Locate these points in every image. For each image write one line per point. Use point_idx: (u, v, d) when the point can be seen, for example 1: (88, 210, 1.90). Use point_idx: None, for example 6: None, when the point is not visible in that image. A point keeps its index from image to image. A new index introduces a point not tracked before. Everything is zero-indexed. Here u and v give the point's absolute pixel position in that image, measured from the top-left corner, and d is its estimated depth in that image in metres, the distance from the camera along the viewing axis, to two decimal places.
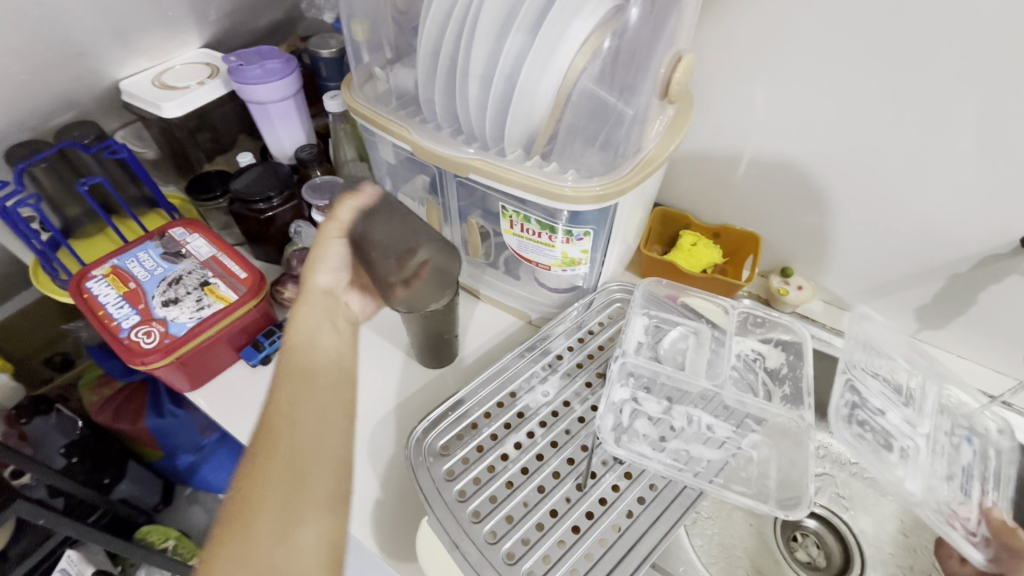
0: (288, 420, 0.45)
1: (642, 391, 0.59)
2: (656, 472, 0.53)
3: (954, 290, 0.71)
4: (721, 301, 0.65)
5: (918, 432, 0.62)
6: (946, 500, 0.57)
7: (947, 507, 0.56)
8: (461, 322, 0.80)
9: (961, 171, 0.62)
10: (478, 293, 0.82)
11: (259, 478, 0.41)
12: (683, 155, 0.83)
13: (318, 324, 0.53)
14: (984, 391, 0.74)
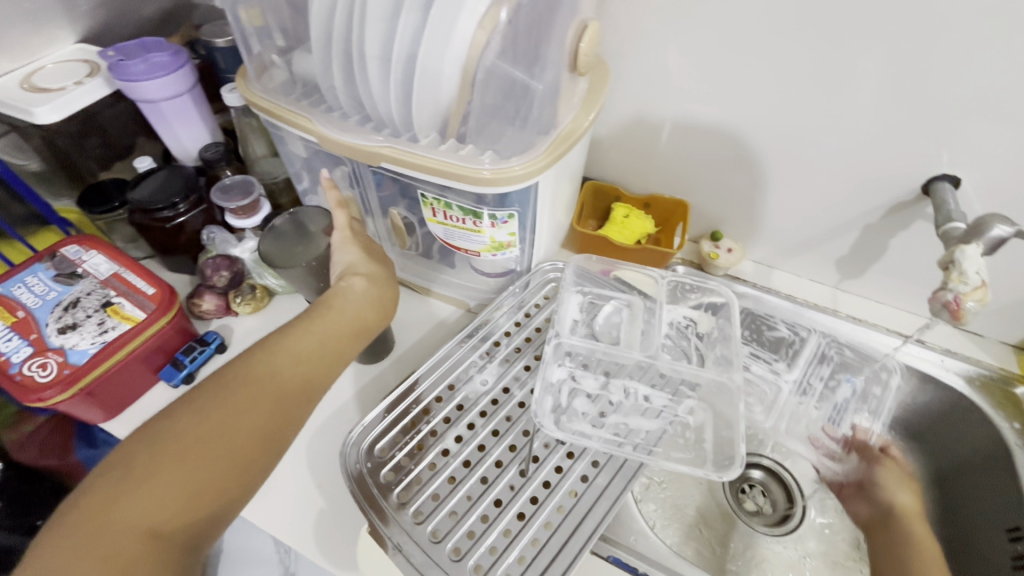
0: (242, 414, 0.46)
1: (579, 369, 0.59)
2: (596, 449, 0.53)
3: (867, 240, 0.75)
4: (650, 271, 0.66)
5: (784, 378, 0.82)
6: (809, 429, 0.80)
7: (815, 432, 0.79)
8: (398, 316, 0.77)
9: (863, 125, 0.65)
10: (430, 292, 0.78)
11: (188, 431, 0.44)
12: (606, 127, 0.82)
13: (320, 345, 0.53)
14: (899, 331, 0.79)
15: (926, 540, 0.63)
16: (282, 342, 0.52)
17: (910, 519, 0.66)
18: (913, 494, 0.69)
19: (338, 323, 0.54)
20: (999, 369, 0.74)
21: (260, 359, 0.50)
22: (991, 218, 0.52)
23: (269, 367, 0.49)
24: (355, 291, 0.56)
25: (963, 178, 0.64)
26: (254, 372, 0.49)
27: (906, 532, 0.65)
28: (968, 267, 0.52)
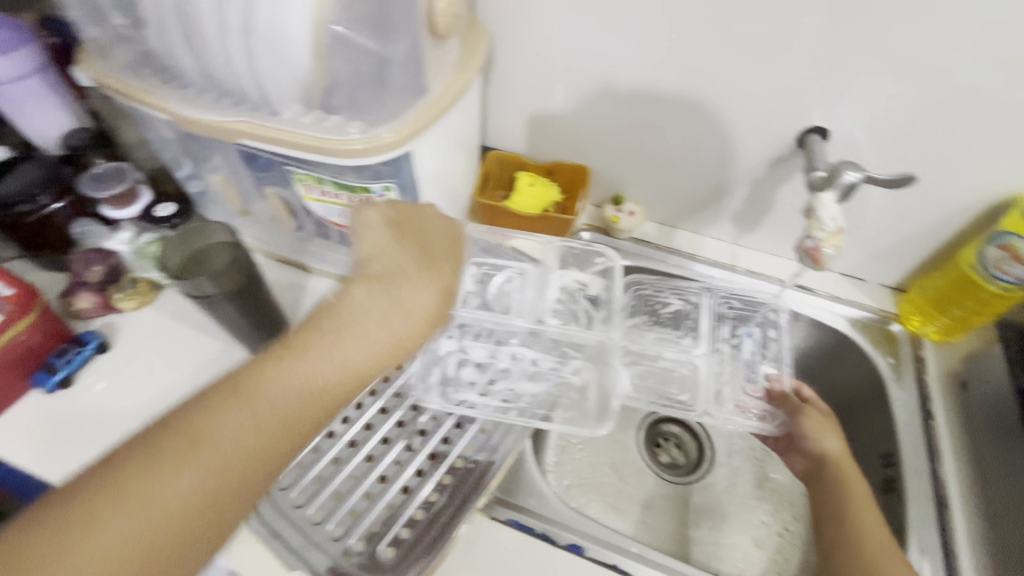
0: (225, 455, 0.40)
1: (468, 340, 0.59)
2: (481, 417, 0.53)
3: (757, 195, 0.77)
4: (538, 236, 0.66)
5: (695, 354, 0.75)
6: (736, 396, 0.72)
7: (740, 399, 0.71)
8: (297, 300, 0.75)
9: (738, 82, 0.66)
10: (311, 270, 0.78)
11: (215, 445, 0.39)
12: (502, 93, 0.80)
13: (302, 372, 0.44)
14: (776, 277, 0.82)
15: (858, 484, 0.63)
16: (269, 377, 0.43)
17: (841, 466, 0.65)
18: (839, 436, 0.68)
19: (354, 344, 0.45)
20: (879, 311, 0.79)
21: (230, 410, 0.41)
22: (845, 166, 0.54)
23: (247, 415, 0.41)
24: (421, 300, 0.48)
25: (832, 130, 0.66)
26: (288, 391, 0.43)
27: (838, 478, 0.64)
28: (825, 212, 0.54)
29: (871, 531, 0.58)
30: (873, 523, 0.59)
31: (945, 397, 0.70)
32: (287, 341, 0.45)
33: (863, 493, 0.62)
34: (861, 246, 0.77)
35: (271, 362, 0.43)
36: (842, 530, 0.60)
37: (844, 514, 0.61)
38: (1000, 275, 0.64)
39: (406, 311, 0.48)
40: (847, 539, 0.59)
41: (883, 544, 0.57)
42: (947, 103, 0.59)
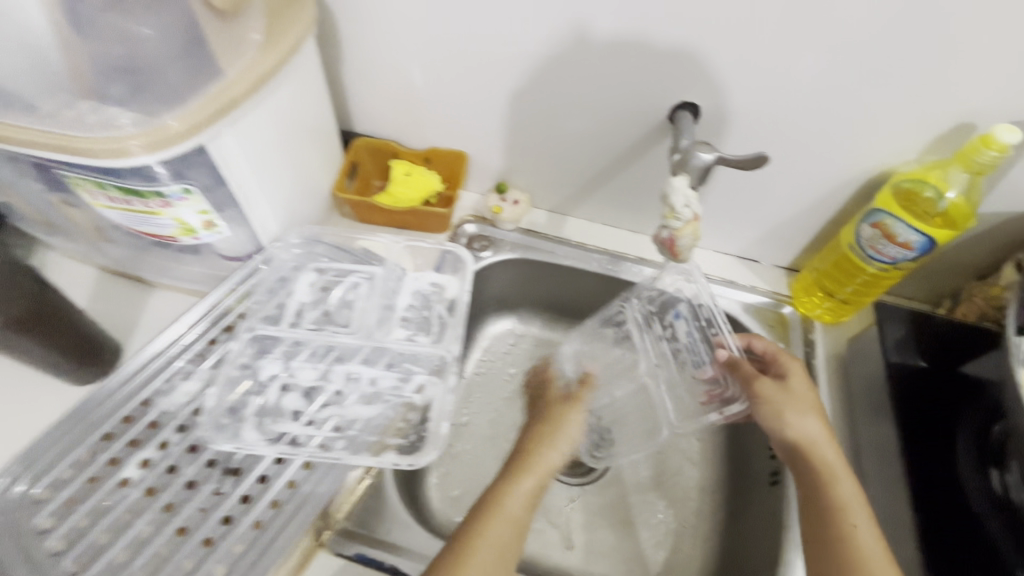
0: (504, 530, 0.51)
1: (295, 360, 0.52)
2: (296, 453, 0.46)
3: (640, 178, 0.72)
4: (380, 237, 0.60)
5: (642, 372, 0.73)
6: (693, 395, 0.68)
7: (698, 397, 0.67)
8: (124, 318, 0.65)
9: (599, 55, 0.60)
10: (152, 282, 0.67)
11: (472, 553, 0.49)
12: (358, 73, 0.71)
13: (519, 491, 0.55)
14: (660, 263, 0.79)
15: (841, 474, 0.54)
16: (528, 465, 0.58)
17: (817, 451, 0.55)
18: (812, 408, 0.58)
19: (530, 482, 0.56)
20: (772, 294, 0.75)
21: (521, 479, 0.56)
22: (696, 146, 0.49)
23: (532, 489, 0.56)
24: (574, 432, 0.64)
25: (702, 106, 0.61)
26: (530, 493, 0.55)
27: (813, 467, 0.55)
28: (675, 201, 0.49)
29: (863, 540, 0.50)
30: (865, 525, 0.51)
31: (832, 383, 0.68)
32: (518, 452, 0.60)
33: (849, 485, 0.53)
34: (750, 227, 0.74)
35: (520, 460, 0.59)
36: (829, 537, 0.51)
37: (828, 517, 0.52)
38: (876, 256, 0.61)
39: (565, 440, 0.62)
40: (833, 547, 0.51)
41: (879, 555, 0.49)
42: (811, 74, 0.55)
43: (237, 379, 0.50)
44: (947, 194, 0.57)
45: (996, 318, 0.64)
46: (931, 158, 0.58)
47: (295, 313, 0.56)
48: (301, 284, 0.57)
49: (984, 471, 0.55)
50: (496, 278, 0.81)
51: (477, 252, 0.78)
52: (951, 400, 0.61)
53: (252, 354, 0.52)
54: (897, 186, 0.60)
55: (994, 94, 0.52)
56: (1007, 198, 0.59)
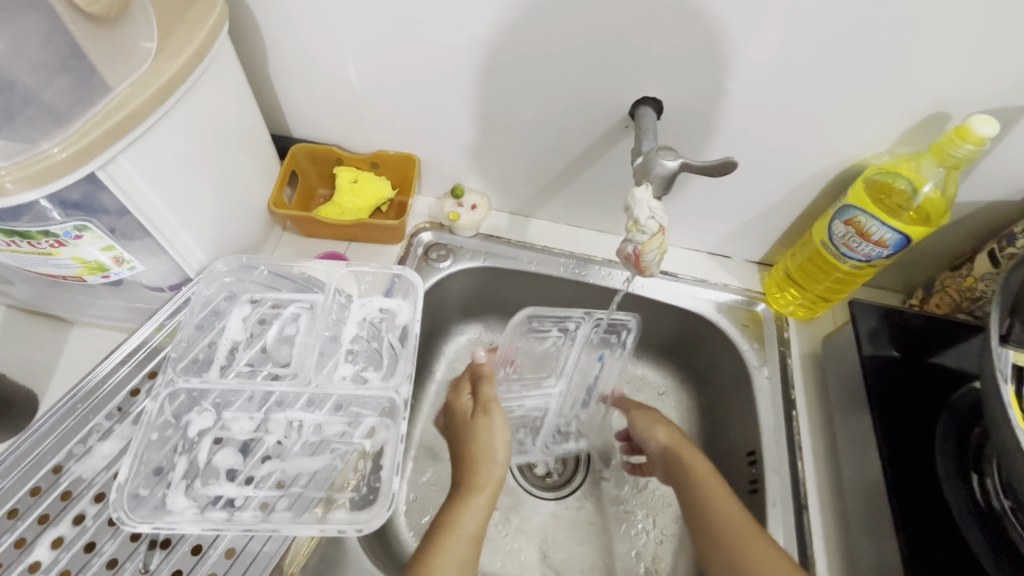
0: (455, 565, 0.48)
1: (228, 411, 0.47)
2: (231, 522, 0.42)
3: (603, 176, 0.68)
4: (317, 262, 0.54)
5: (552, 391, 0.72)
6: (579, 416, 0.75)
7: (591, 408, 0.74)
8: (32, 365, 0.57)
9: (552, 48, 0.55)
10: (70, 319, 0.58)
11: None
12: (288, 74, 0.64)
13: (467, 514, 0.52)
14: None
15: (709, 480, 0.56)
16: (482, 485, 0.54)
17: (681, 451, 0.60)
18: (661, 421, 0.64)
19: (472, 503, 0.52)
20: (745, 291, 0.72)
21: (474, 503, 0.52)
22: (658, 152, 0.45)
23: (489, 507, 0.53)
24: (500, 438, 0.57)
25: (664, 102, 0.57)
26: (484, 511, 0.52)
27: (686, 476, 0.57)
28: (639, 213, 0.46)
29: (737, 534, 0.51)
30: (737, 521, 0.51)
31: (807, 384, 0.66)
32: (465, 466, 0.55)
33: (716, 487, 0.55)
34: (719, 223, 0.70)
35: (471, 483, 0.54)
36: (714, 546, 0.52)
37: (708, 526, 0.53)
38: (849, 253, 0.59)
39: (496, 451, 0.56)
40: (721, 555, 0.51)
41: (754, 543, 0.49)
42: (779, 64, 0.51)
43: (162, 438, 0.44)
44: (923, 187, 0.54)
45: (971, 310, 0.62)
46: (903, 149, 0.56)
47: (228, 353, 0.50)
48: (234, 320, 0.52)
49: (964, 475, 0.52)
50: (457, 287, 0.75)
51: (434, 262, 0.73)
52: (929, 398, 0.58)
53: (177, 407, 0.46)
54: (870, 179, 0.57)
55: (970, 80, 0.48)
56: (980, 187, 0.56)
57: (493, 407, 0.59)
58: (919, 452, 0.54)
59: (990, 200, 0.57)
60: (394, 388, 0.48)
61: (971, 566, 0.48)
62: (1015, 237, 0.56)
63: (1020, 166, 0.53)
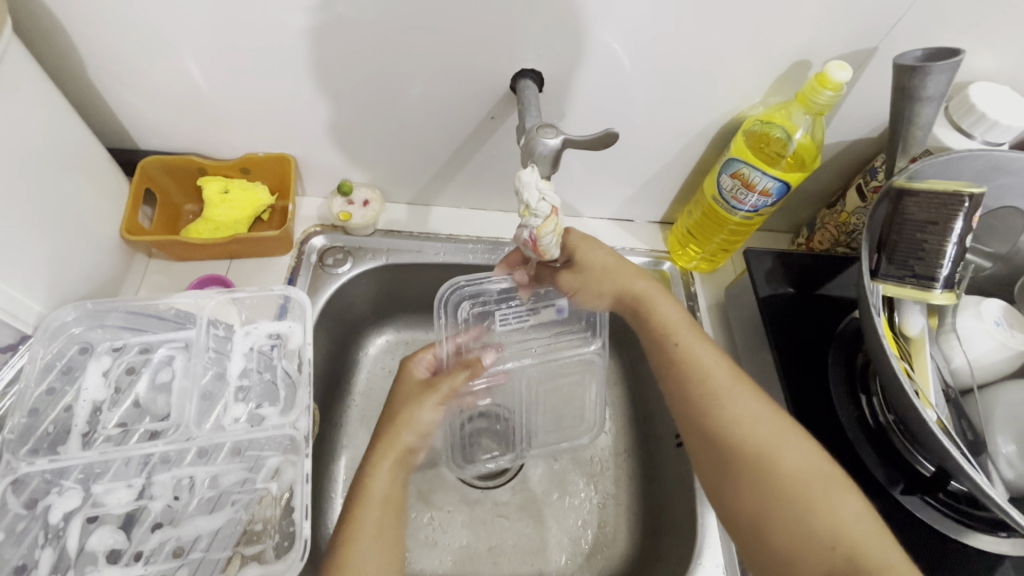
0: (384, 501, 0.47)
1: (99, 484, 0.43)
2: None
3: (497, 156, 0.65)
4: (180, 297, 0.48)
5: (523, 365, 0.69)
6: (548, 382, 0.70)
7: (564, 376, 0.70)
8: None
9: (418, 29, 0.51)
10: None
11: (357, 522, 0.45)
12: (115, 77, 0.55)
13: (394, 471, 0.49)
14: None
15: (678, 324, 0.52)
16: (391, 447, 0.50)
17: (637, 296, 0.55)
18: (613, 258, 0.57)
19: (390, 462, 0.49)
20: (650, 253, 0.73)
21: (385, 464, 0.49)
22: (539, 130, 0.43)
23: (399, 471, 0.49)
24: (432, 417, 0.53)
25: (544, 73, 0.55)
26: (394, 473, 0.48)
27: (649, 324, 0.53)
28: (529, 198, 0.43)
29: (701, 365, 0.49)
30: (719, 370, 0.48)
31: (716, 333, 0.68)
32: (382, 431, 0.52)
33: (685, 332, 0.51)
34: (617, 189, 0.70)
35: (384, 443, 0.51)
36: (686, 390, 0.48)
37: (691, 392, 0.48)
38: (738, 206, 0.60)
39: (419, 424, 0.52)
40: (690, 401, 0.48)
41: (727, 387, 0.47)
42: (647, 24, 0.50)
43: (17, 533, 0.40)
44: (795, 134, 0.57)
45: (848, 243, 0.66)
46: (775, 99, 0.58)
47: (90, 417, 0.45)
48: (92, 377, 0.46)
49: (854, 397, 0.56)
50: (363, 290, 0.70)
51: (331, 268, 0.67)
52: (822, 331, 0.61)
53: (29, 495, 0.42)
54: (749, 131, 0.59)
55: (821, 29, 0.50)
56: (842, 129, 0.60)
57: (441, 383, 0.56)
58: (815, 385, 0.57)
59: (853, 139, 0.61)
60: (292, 423, 0.46)
61: (866, 479, 0.52)
62: (876, 170, 0.59)
63: (875, 104, 0.57)
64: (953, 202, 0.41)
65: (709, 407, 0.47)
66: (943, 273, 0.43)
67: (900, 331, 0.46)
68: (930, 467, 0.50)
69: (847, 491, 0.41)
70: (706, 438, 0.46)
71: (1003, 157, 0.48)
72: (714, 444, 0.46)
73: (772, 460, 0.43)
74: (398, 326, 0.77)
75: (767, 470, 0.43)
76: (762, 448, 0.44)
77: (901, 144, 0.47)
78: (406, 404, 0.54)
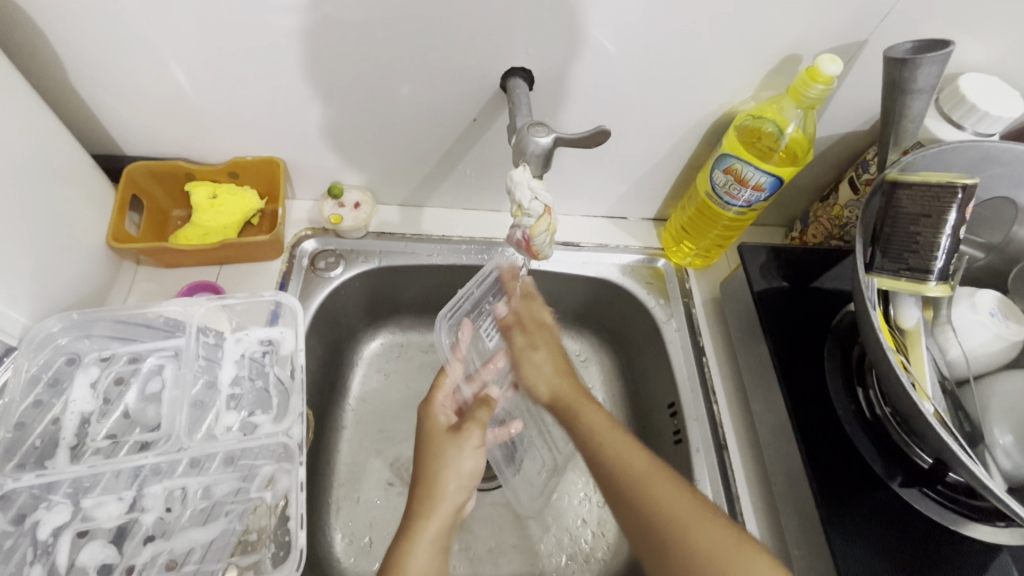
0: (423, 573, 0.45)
1: (89, 498, 0.42)
2: None
3: (488, 156, 0.65)
4: (169, 304, 0.48)
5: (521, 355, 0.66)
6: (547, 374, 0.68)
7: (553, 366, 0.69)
8: None
9: (405, 28, 0.50)
10: None
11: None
12: (98, 83, 0.54)
13: (432, 543, 0.47)
14: None
15: (605, 431, 0.50)
16: (434, 517, 0.49)
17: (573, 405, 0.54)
18: (553, 361, 0.60)
19: (432, 531, 0.48)
20: (645, 250, 0.73)
21: (421, 539, 0.47)
22: (530, 129, 0.43)
23: (436, 543, 0.47)
24: (468, 465, 0.52)
25: (533, 72, 0.54)
26: (435, 546, 0.47)
27: (576, 428, 0.52)
28: (521, 197, 0.44)
29: (631, 466, 0.47)
30: (630, 453, 0.48)
31: (711, 329, 0.68)
32: (420, 493, 0.50)
33: (610, 435, 0.50)
34: (610, 186, 0.70)
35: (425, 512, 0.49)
36: (619, 490, 0.46)
37: (627, 493, 0.46)
38: (732, 201, 0.60)
39: (460, 473, 0.52)
40: (626, 494, 0.45)
41: (656, 477, 0.45)
42: (636, 20, 0.50)
43: (6, 550, 0.40)
44: (787, 128, 0.56)
45: (842, 236, 0.66)
46: (766, 94, 0.57)
47: (78, 429, 0.44)
48: (80, 388, 0.45)
49: (851, 391, 0.56)
50: (356, 294, 0.70)
51: (323, 271, 0.67)
52: (817, 325, 0.61)
53: (17, 511, 0.41)
54: (741, 126, 0.58)
55: (810, 23, 0.50)
56: (833, 123, 0.60)
57: (475, 428, 0.54)
58: (812, 380, 0.57)
59: (845, 132, 0.61)
60: (285, 431, 0.46)
61: (863, 473, 0.52)
62: (867, 163, 0.59)
63: (865, 97, 0.57)
64: (947, 193, 0.41)
65: (649, 505, 0.44)
66: (937, 265, 0.43)
67: (895, 323, 0.46)
68: (927, 460, 0.50)
69: (759, 552, 0.40)
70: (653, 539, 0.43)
71: (992, 148, 0.48)
72: (665, 546, 0.42)
73: (690, 531, 0.41)
74: (391, 329, 0.76)
75: (691, 543, 0.41)
76: (680, 524, 0.42)
77: (893, 137, 0.47)
78: (443, 454, 0.52)
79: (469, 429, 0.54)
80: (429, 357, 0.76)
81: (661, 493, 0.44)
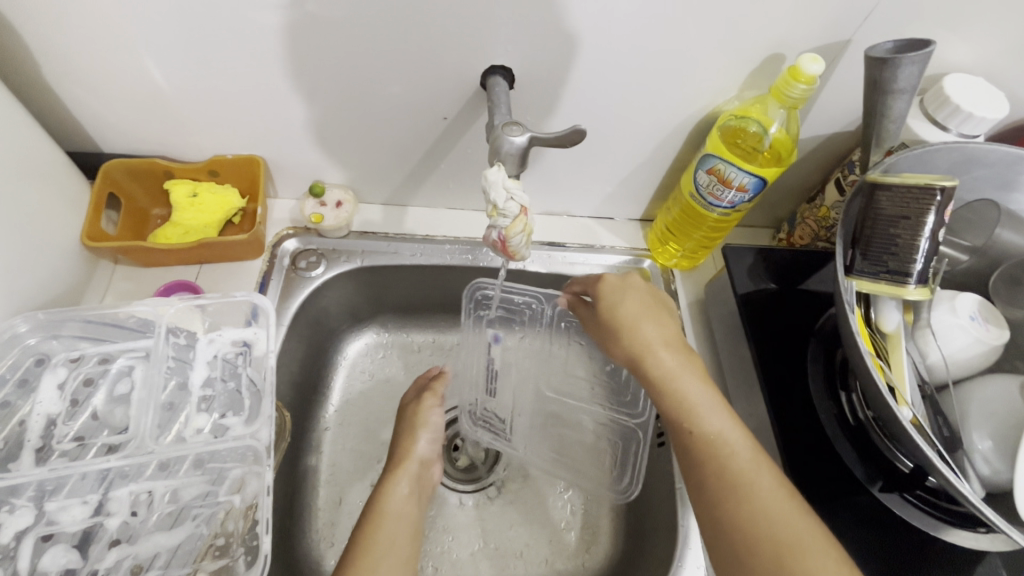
0: (399, 513, 0.50)
1: (53, 500, 0.42)
2: None
3: (471, 155, 0.64)
4: (141, 305, 0.47)
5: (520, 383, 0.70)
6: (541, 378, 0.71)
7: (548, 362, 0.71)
8: None
9: (383, 26, 0.50)
10: None
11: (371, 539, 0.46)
12: (73, 80, 0.53)
13: (407, 489, 0.52)
14: None
15: (694, 396, 0.46)
16: (408, 464, 0.55)
17: (651, 361, 0.49)
18: (647, 315, 0.52)
19: (405, 475, 0.53)
20: (630, 251, 0.73)
21: (398, 481, 0.53)
22: (505, 127, 0.43)
23: (411, 486, 0.53)
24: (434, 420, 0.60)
25: (514, 70, 0.54)
26: (408, 494, 0.52)
27: (661, 390, 0.48)
28: (496, 197, 0.43)
29: (726, 451, 0.44)
30: (739, 444, 0.44)
31: (696, 331, 0.67)
32: (393, 455, 0.56)
33: (705, 403, 0.46)
34: (594, 187, 0.69)
35: (396, 465, 0.55)
36: (704, 473, 0.44)
37: (711, 475, 0.43)
38: (715, 202, 0.59)
39: (428, 428, 0.59)
40: (722, 502, 0.42)
41: (755, 474, 0.42)
42: (616, 19, 0.49)
43: None
44: (771, 128, 0.56)
45: (828, 237, 0.65)
46: (750, 94, 0.57)
47: (44, 431, 0.44)
48: (47, 390, 0.45)
49: (833, 394, 0.55)
50: (338, 293, 0.69)
51: (304, 271, 0.66)
52: (800, 328, 0.60)
53: None
54: (725, 126, 0.58)
55: (792, 23, 0.50)
56: (817, 123, 0.59)
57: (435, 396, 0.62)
58: (795, 382, 0.57)
59: (829, 133, 0.61)
60: (255, 433, 0.45)
61: (844, 477, 0.52)
62: (852, 165, 0.58)
63: (850, 98, 0.56)
64: (926, 195, 0.40)
65: (736, 502, 0.42)
66: (916, 268, 0.42)
67: (875, 326, 0.46)
68: (908, 464, 0.50)
69: None
70: (725, 527, 0.42)
71: (975, 149, 0.47)
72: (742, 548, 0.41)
73: (789, 561, 0.39)
74: (374, 328, 0.75)
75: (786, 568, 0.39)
76: (772, 539, 0.40)
77: (874, 138, 0.46)
78: (412, 418, 0.60)
79: (430, 396, 0.61)
80: (412, 358, 0.75)
81: (770, 510, 0.41)
